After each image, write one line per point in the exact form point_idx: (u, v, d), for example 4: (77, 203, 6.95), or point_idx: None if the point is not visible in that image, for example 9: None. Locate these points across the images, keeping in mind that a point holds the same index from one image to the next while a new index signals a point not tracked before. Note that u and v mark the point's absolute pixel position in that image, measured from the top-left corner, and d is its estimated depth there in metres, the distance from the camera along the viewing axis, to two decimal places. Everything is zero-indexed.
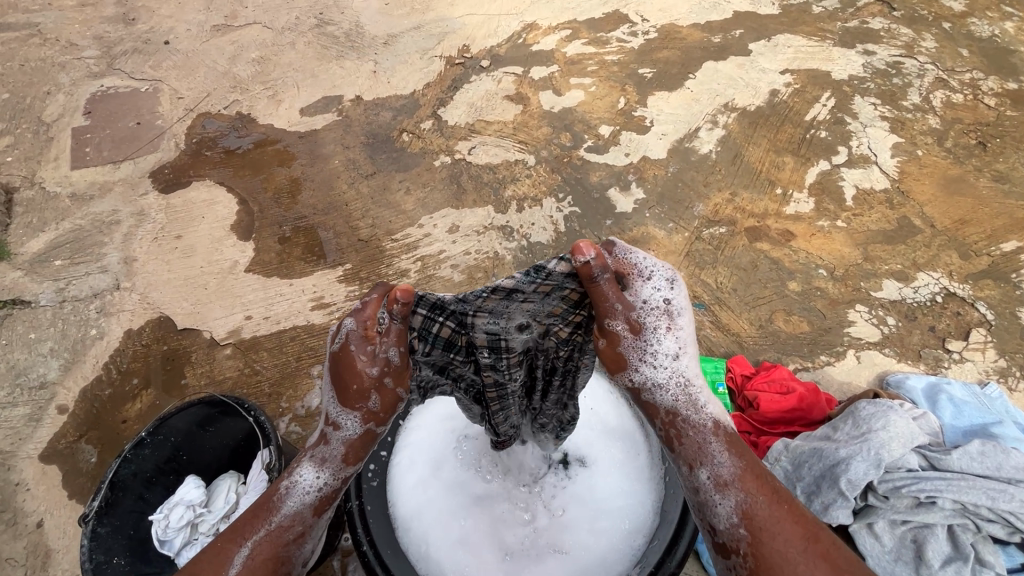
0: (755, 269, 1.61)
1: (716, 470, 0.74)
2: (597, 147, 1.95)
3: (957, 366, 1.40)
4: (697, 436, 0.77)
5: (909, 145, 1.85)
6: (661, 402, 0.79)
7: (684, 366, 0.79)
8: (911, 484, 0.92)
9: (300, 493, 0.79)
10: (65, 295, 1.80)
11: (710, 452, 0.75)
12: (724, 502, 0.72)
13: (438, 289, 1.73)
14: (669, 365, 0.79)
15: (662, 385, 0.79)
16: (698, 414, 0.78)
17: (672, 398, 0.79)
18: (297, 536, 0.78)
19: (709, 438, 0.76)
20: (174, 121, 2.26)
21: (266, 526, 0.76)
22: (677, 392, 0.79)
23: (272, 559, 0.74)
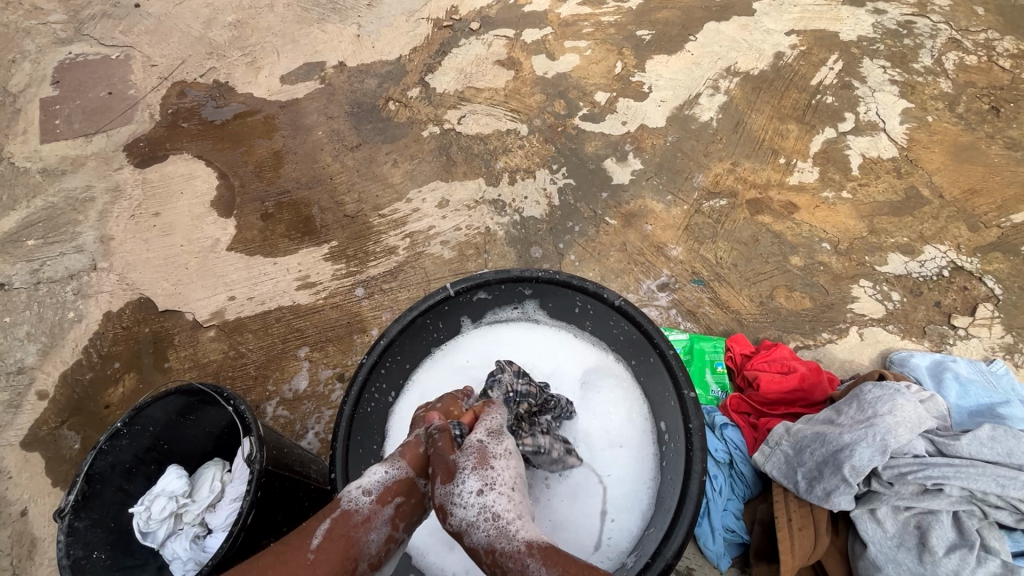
0: (756, 243, 1.55)
1: None
2: (593, 115, 1.86)
3: (962, 343, 1.36)
4: (516, 566, 0.71)
5: (919, 111, 1.77)
6: (476, 543, 0.75)
7: (489, 502, 0.77)
8: (918, 471, 0.90)
9: (368, 484, 0.82)
10: (40, 276, 1.73)
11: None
12: None
13: (428, 267, 1.67)
14: (476, 502, 0.77)
15: (470, 524, 0.76)
16: (510, 542, 0.74)
17: (486, 534, 0.75)
18: (363, 521, 0.79)
19: (526, 561, 0.71)
20: (148, 91, 2.14)
21: (337, 508, 0.80)
22: (487, 525, 0.75)
23: (343, 540, 0.77)
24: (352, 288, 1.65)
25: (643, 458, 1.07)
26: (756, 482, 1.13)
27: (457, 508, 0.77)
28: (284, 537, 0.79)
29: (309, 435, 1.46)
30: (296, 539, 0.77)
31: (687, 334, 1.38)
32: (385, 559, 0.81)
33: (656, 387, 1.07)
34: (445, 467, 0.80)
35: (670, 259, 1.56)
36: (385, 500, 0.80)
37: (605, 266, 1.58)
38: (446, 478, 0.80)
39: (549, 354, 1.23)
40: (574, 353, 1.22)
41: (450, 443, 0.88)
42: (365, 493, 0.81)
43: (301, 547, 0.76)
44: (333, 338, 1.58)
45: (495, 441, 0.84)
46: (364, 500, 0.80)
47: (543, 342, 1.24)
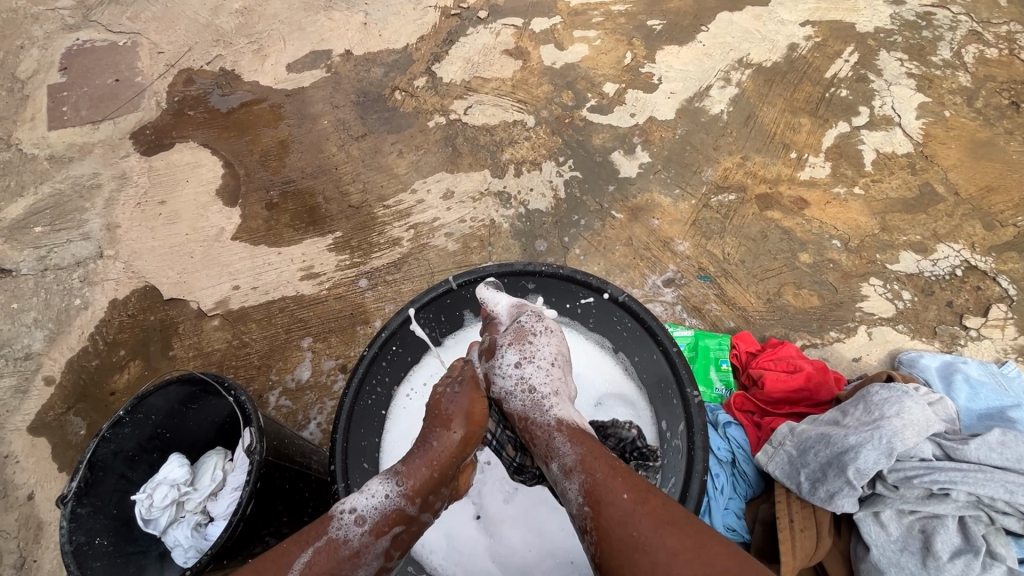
0: (765, 239, 1.53)
1: (562, 460, 0.83)
2: (601, 107, 1.83)
3: (973, 344, 1.34)
4: (544, 434, 0.89)
5: (936, 105, 1.72)
6: (513, 408, 0.95)
7: (528, 374, 0.97)
8: (924, 475, 0.88)
9: (363, 512, 0.81)
10: (47, 263, 1.74)
11: (556, 445, 0.86)
12: (570, 486, 0.80)
13: (432, 259, 1.66)
14: (514, 373, 0.98)
15: (509, 393, 0.96)
16: (542, 415, 0.91)
17: (521, 401, 0.95)
18: (353, 554, 0.78)
19: (552, 433, 0.88)
20: (155, 78, 2.13)
21: (323, 538, 0.78)
22: (522, 396, 0.95)
23: (328, 575, 0.75)
24: (355, 280, 1.65)
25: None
26: (759, 482, 1.11)
27: (499, 378, 0.99)
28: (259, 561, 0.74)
29: (311, 426, 1.46)
30: (272, 569, 0.73)
31: (691, 331, 1.36)
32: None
33: (659, 385, 1.05)
34: (489, 350, 1.03)
35: (677, 254, 1.54)
36: (380, 531, 0.81)
37: (611, 261, 1.56)
38: (490, 357, 1.02)
39: (570, 365, 1.20)
40: (591, 368, 1.18)
41: (448, 464, 0.90)
42: (358, 523, 0.81)
43: None
44: (336, 329, 1.57)
45: (534, 322, 1.04)
46: (356, 531, 0.80)
47: (567, 351, 1.22)
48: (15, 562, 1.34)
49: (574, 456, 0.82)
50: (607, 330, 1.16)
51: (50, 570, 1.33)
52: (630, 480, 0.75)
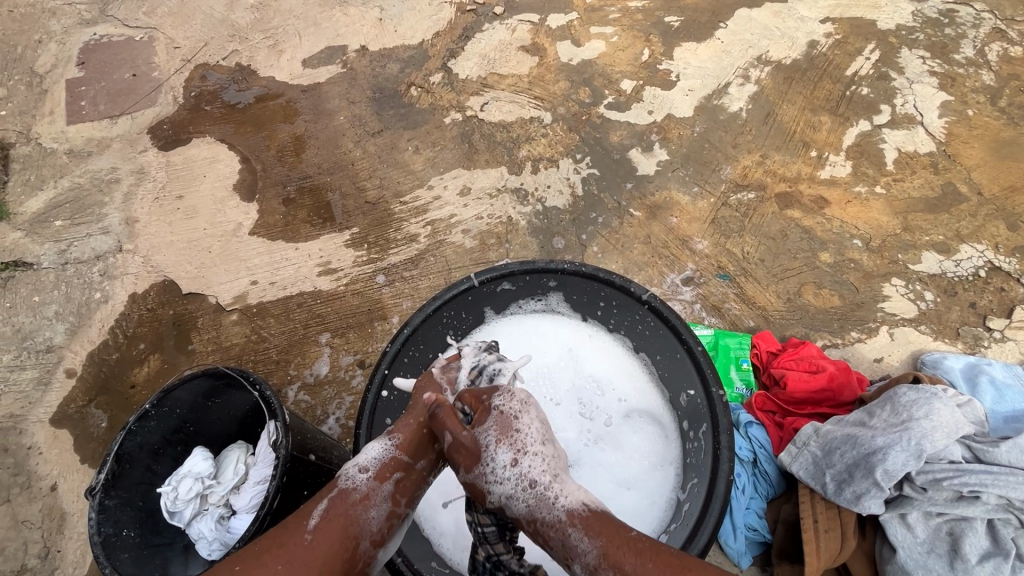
0: (784, 238, 1.52)
1: (585, 559, 0.71)
2: (619, 104, 1.82)
3: (997, 346, 1.33)
4: (558, 533, 0.74)
5: (958, 104, 1.70)
6: (518, 513, 0.78)
7: (525, 469, 0.78)
8: (955, 477, 0.88)
9: (365, 462, 0.83)
10: (67, 257, 1.76)
11: (574, 542, 0.73)
12: None
13: (449, 255, 1.66)
14: (511, 474, 0.78)
15: (509, 497, 0.78)
16: (551, 511, 0.76)
17: (525, 503, 0.77)
18: (363, 497, 0.80)
19: (567, 531, 0.73)
20: (172, 73, 2.14)
21: (335, 489, 0.81)
22: (526, 495, 0.77)
23: (343, 517, 0.78)
24: (372, 276, 1.65)
25: (660, 485, 1.05)
26: (781, 482, 1.11)
27: (492, 485, 0.79)
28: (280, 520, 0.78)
29: (330, 420, 1.47)
30: (293, 521, 0.78)
31: (711, 330, 1.36)
32: (389, 536, 0.81)
33: (682, 386, 1.05)
34: (469, 450, 0.80)
35: (695, 253, 1.53)
36: (383, 476, 0.82)
37: (629, 259, 1.56)
38: (471, 460, 0.80)
39: (597, 371, 1.19)
40: (616, 371, 1.19)
41: (436, 420, 0.88)
42: (363, 471, 0.82)
43: (298, 530, 0.76)
44: (353, 325, 1.58)
45: (511, 401, 0.85)
46: (361, 478, 0.81)
47: (594, 355, 1.20)
48: (40, 551, 1.35)
49: (597, 552, 0.71)
50: (633, 333, 1.15)
51: (74, 560, 1.35)
52: (661, 560, 0.68)
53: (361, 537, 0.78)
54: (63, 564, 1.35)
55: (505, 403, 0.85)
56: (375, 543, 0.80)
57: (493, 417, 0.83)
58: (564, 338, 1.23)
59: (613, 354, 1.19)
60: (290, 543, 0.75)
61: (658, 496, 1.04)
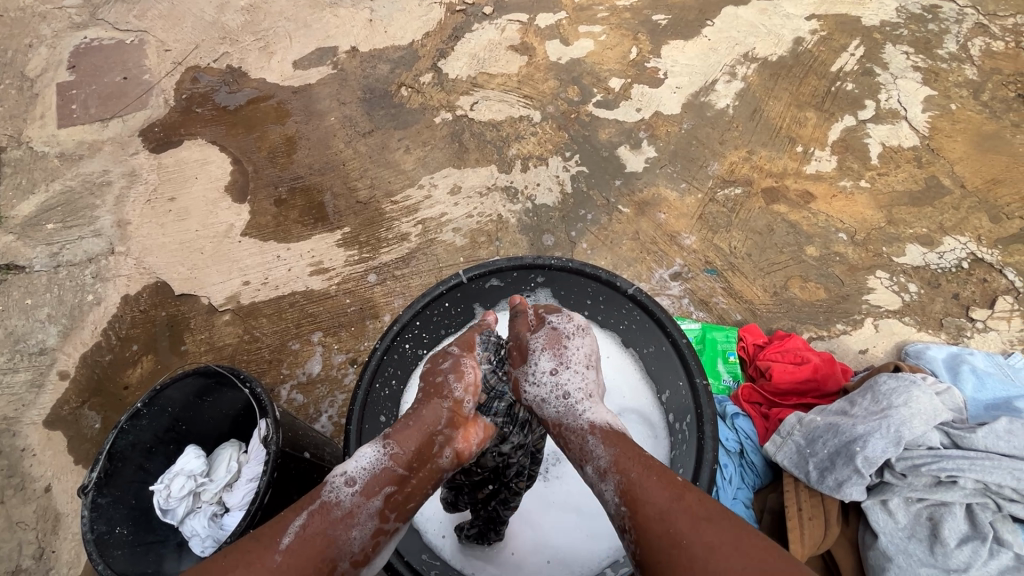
0: (771, 233, 1.54)
1: (597, 462, 0.75)
2: (607, 101, 1.83)
3: (980, 336, 1.35)
4: (579, 438, 0.80)
5: (942, 98, 1.73)
6: (546, 415, 0.85)
7: (564, 380, 0.86)
8: (932, 463, 0.89)
9: (353, 473, 0.77)
10: (59, 260, 1.76)
11: (590, 447, 0.77)
12: (608, 488, 0.73)
13: (440, 253, 1.68)
14: (549, 379, 0.86)
15: (542, 400, 0.86)
16: (577, 419, 0.82)
17: (555, 409, 0.84)
18: (346, 515, 0.74)
19: (586, 436, 0.79)
20: (163, 76, 2.14)
21: (316, 501, 0.75)
22: (558, 402, 0.84)
23: (321, 536, 0.72)
24: (364, 275, 1.67)
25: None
26: (767, 472, 1.13)
27: (530, 384, 0.87)
28: (251, 536, 0.72)
29: (322, 418, 1.47)
30: (264, 538, 0.71)
31: (698, 324, 1.37)
32: (373, 553, 0.76)
33: (670, 379, 1.06)
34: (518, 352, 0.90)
35: (683, 248, 1.55)
36: (371, 491, 0.76)
37: (618, 254, 1.57)
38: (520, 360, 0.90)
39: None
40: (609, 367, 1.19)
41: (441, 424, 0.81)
42: (350, 484, 0.77)
43: (268, 550, 0.69)
44: (345, 324, 1.59)
45: (566, 322, 0.93)
46: (346, 492, 0.76)
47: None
48: (35, 552, 1.36)
49: (609, 458, 0.75)
50: (623, 329, 1.17)
51: (69, 560, 1.35)
52: (664, 477, 0.71)
53: (340, 558, 0.73)
54: (57, 564, 1.35)
55: (560, 321, 0.93)
56: (355, 562, 0.74)
57: (547, 329, 0.91)
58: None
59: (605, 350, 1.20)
60: (256, 562, 0.68)
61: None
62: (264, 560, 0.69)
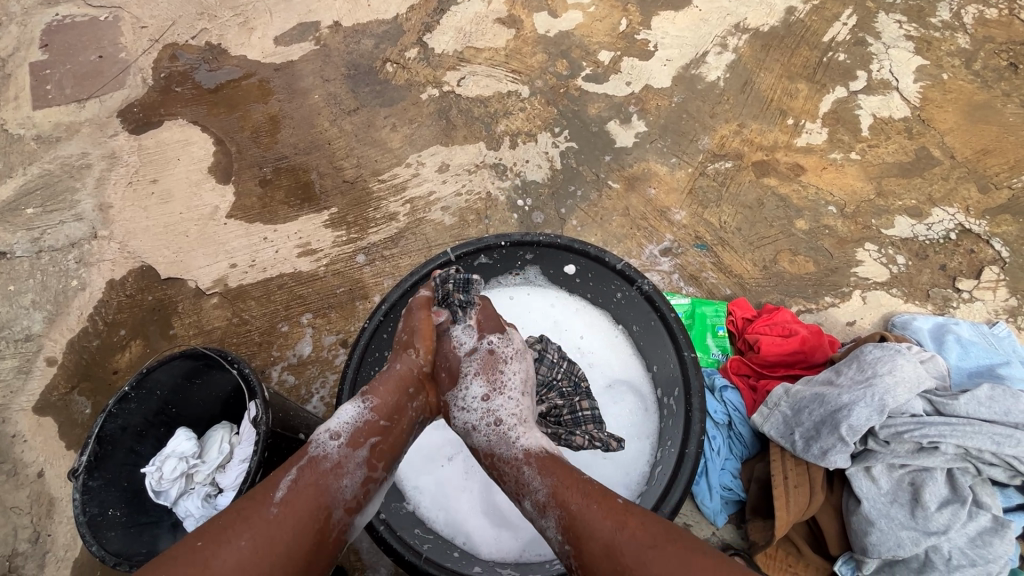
0: (761, 206, 1.53)
1: (535, 496, 0.76)
2: (597, 75, 1.80)
3: (966, 306, 1.36)
4: (513, 469, 0.80)
5: (934, 68, 1.70)
6: (478, 444, 0.86)
7: (495, 407, 0.88)
8: (915, 430, 0.91)
9: (337, 428, 0.83)
10: (40, 245, 1.73)
11: (527, 479, 0.78)
12: (548, 523, 0.73)
13: (429, 233, 1.66)
14: (480, 406, 0.88)
15: (474, 426, 0.87)
16: (509, 448, 0.82)
17: (487, 437, 0.85)
18: (334, 465, 0.80)
19: (521, 468, 0.79)
20: (139, 54, 2.08)
21: (304, 457, 0.80)
22: (489, 430, 0.85)
23: (313, 487, 0.77)
24: (353, 255, 1.65)
25: (635, 449, 1.08)
26: (755, 443, 1.14)
27: (461, 410, 0.90)
28: (246, 495, 0.76)
29: (314, 399, 1.47)
30: (258, 494, 0.75)
31: (688, 299, 1.37)
32: (364, 500, 0.82)
33: (659, 352, 1.06)
34: (451, 376, 0.92)
35: (674, 224, 1.54)
36: (357, 442, 0.82)
37: (608, 231, 1.56)
38: (452, 384, 0.92)
39: (581, 344, 1.21)
40: (601, 343, 1.20)
41: (415, 377, 0.93)
42: (335, 438, 0.82)
43: (264, 503, 0.74)
44: (335, 305, 1.58)
45: (504, 346, 0.95)
46: (333, 445, 0.81)
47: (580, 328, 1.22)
48: (30, 536, 1.37)
49: (547, 490, 0.75)
50: (613, 304, 1.17)
51: (65, 543, 1.36)
52: (606, 506, 0.70)
53: (334, 505, 0.78)
54: (54, 547, 1.36)
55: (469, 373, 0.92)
56: (349, 510, 0.80)
57: (480, 355, 0.93)
58: (550, 311, 1.24)
59: (597, 327, 1.21)
60: (254, 515, 0.72)
61: (635, 461, 1.07)
62: (260, 513, 0.73)
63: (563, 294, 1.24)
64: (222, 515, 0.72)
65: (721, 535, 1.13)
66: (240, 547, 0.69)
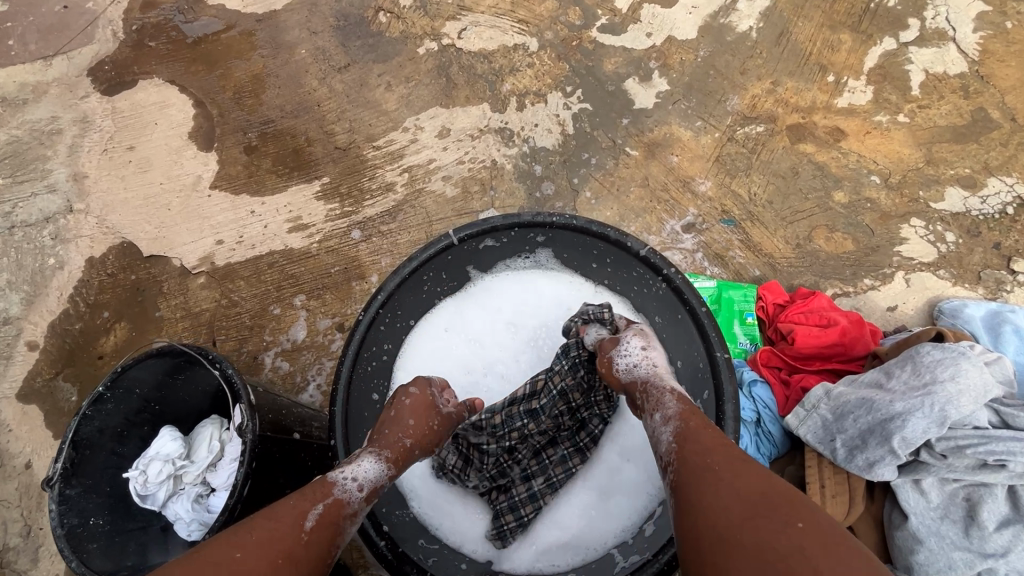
0: (796, 177, 1.38)
1: (665, 410, 0.76)
2: (614, 26, 1.60)
3: (1020, 290, 1.23)
4: (659, 391, 0.80)
5: (997, 15, 1.50)
6: (636, 377, 0.84)
7: (653, 355, 0.87)
8: (979, 444, 0.81)
9: (362, 475, 0.80)
10: (13, 220, 1.62)
11: (666, 397, 0.78)
12: (666, 432, 0.74)
13: (430, 206, 1.53)
14: (640, 351, 0.87)
15: (633, 364, 0.86)
16: (664, 383, 0.82)
17: (646, 372, 0.84)
18: (353, 513, 0.77)
19: (668, 391, 0.79)
20: (107, 3, 1.88)
21: (328, 495, 0.76)
22: (648, 367, 0.85)
23: (334, 528, 0.74)
24: (347, 231, 1.52)
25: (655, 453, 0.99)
26: (785, 442, 1.05)
27: (619, 356, 0.88)
28: (270, 512, 0.71)
29: (310, 388, 1.38)
30: (288, 518, 0.71)
31: (714, 281, 1.26)
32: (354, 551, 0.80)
33: (683, 347, 0.96)
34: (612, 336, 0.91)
35: (698, 196, 1.40)
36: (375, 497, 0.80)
37: (625, 205, 1.43)
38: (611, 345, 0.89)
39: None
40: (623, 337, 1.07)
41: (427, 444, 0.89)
42: (357, 485, 0.79)
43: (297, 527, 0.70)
44: (329, 286, 1.47)
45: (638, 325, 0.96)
46: (357, 493, 0.78)
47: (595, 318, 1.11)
48: (22, 529, 1.32)
49: (677, 409, 0.75)
50: (632, 294, 1.05)
51: None
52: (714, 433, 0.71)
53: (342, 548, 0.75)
54: (47, 540, 1.31)
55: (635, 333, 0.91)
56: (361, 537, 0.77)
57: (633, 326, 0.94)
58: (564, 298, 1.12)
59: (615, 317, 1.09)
60: (286, 540, 0.68)
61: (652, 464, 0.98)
62: (292, 537, 0.69)
63: (578, 279, 1.11)
64: (252, 534, 0.67)
65: None
66: (276, 563, 0.66)
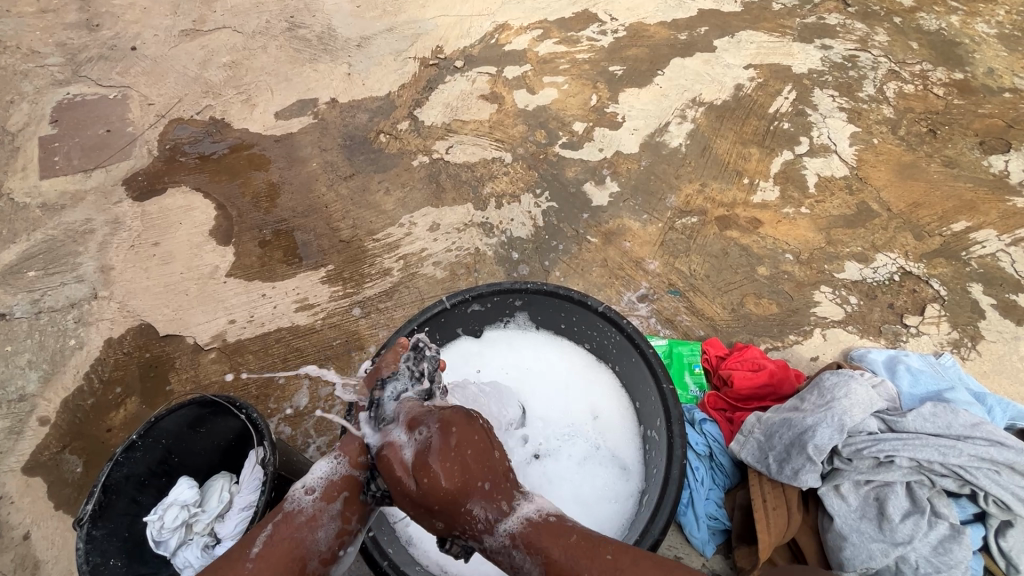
0: (726, 256, 1.69)
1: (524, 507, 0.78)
2: (572, 143, 2.00)
3: (914, 340, 1.49)
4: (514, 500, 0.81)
5: (865, 134, 1.95)
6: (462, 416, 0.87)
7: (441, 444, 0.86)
8: (872, 446, 1.03)
9: (310, 483, 0.85)
10: (40, 306, 1.79)
11: (524, 506, 0.79)
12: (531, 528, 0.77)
13: (422, 286, 1.76)
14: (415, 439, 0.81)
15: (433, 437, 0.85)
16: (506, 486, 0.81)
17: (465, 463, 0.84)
18: (308, 519, 0.81)
19: (522, 496, 0.81)
20: (146, 128, 2.23)
21: (280, 513, 0.82)
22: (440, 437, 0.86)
23: (287, 540, 0.78)
24: (349, 309, 1.73)
25: (625, 486, 1.11)
26: (735, 472, 1.22)
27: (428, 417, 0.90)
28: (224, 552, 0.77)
29: (309, 449, 1.50)
30: (235, 551, 0.76)
31: (665, 340, 1.48)
32: (340, 551, 0.83)
33: (639, 387, 1.16)
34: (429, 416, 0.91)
35: (648, 272, 1.68)
36: (330, 496, 0.84)
37: (588, 281, 1.69)
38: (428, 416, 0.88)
39: (573, 396, 1.25)
40: (590, 382, 1.26)
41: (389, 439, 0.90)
42: (308, 493, 0.84)
43: (241, 557, 0.75)
44: (331, 356, 1.64)
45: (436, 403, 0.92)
46: (307, 499, 0.83)
47: (575, 371, 1.28)
48: None
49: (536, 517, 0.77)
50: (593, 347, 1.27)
51: None
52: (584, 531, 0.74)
53: (309, 557, 0.79)
54: None
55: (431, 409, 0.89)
56: (324, 560, 0.80)
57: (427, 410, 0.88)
58: (546, 358, 1.30)
59: (590, 370, 1.27)
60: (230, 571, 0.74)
61: (623, 494, 1.10)
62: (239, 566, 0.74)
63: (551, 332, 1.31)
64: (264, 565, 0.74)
65: (711, 566, 1.16)
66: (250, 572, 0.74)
